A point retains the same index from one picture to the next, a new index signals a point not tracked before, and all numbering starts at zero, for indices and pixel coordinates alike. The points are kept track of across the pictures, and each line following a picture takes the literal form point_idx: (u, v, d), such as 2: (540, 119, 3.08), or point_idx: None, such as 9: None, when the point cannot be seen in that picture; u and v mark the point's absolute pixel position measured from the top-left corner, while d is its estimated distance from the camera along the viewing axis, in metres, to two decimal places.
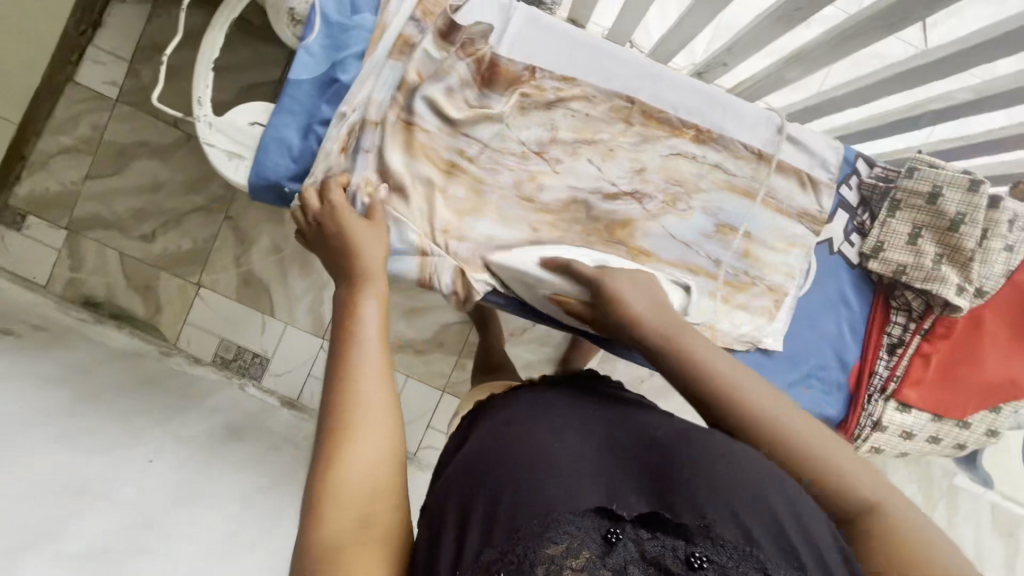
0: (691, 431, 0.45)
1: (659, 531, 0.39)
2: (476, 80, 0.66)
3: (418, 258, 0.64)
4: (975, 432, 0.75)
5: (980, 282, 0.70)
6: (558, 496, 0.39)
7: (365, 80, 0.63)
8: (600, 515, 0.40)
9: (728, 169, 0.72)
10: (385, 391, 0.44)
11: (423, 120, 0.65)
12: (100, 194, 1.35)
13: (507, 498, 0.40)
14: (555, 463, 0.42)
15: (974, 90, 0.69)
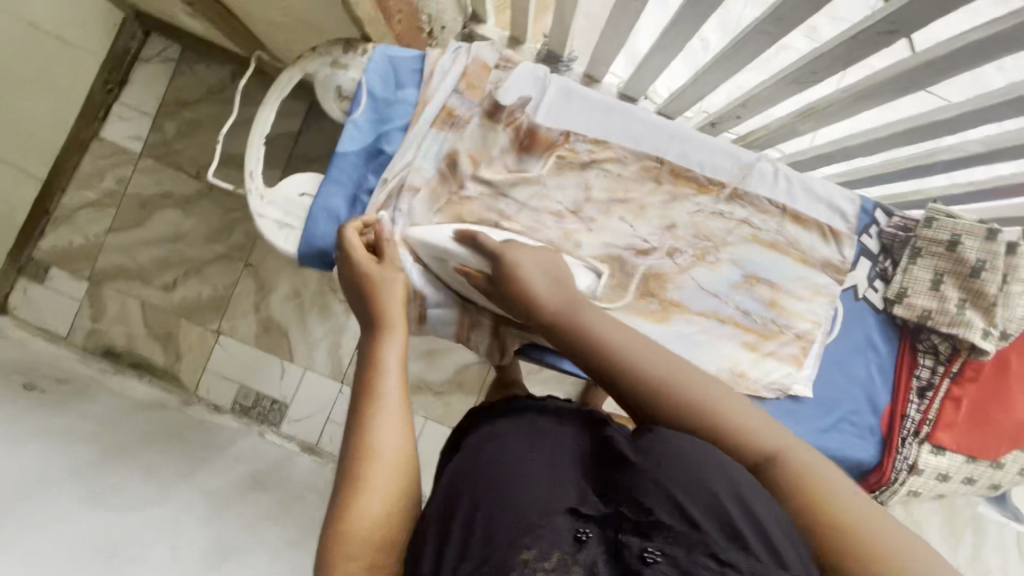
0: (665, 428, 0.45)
1: (626, 527, 0.38)
2: (514, 148, 0.70)
3: (458, 311, 0.67)
4: (1009, 472, 0.76)
5: (1004, 324, 0.72)
6: (532, 500, 0.39)
7: (412, 150, 0.66)
8: (571, 516, 0.39)
9: (753, 224, 0.76)
10: (399, 432, 0.45)
11: (467, 186, 0.68)
12: (122, 244, 1.38)
13: (483, 508, 0.39)
14: (526, 470, 0.42)
15: (984, 143, 0.69)
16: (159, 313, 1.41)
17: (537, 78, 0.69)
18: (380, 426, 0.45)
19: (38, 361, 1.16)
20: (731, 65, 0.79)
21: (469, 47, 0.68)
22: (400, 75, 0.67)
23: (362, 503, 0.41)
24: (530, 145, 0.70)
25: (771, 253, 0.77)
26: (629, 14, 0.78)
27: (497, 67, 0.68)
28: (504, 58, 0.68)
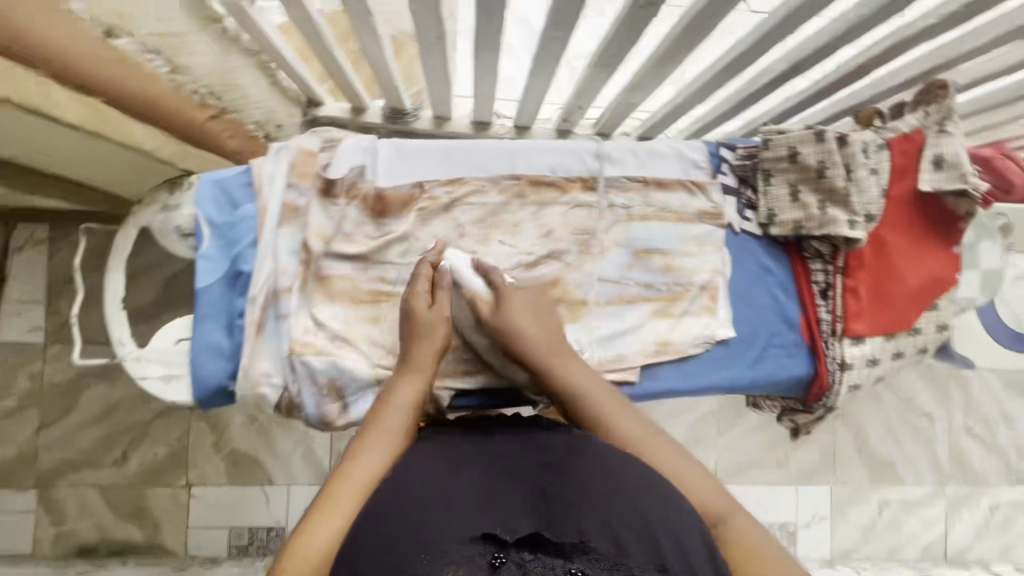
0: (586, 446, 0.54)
1: (540, 552, 0.41)
2: (369, 214, 0.69)
3: (378, 392, 0.66)
4: (929, 332, 0.81)
5: (865, 209, 0.77)
6: (445, 530, 0.41)
7: (269, 256, 0.65)
8: (486, 542, 0.41)
9: (622, 205, 0.78)
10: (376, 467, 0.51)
11: (336, 269, 0.67)
12: (58, 440, 1.44)
13: (406, 532, 0.41)
14: (453, 501, 0.45)
15: (784, 61, 0.81)
16: (120, 491, 1.46)
17: (365, 146, 0.70)
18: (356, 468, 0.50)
19: None
20: (545, 67, 0.84)
21: (290, 144, 0.68)
22: (233, 195, 0.67)
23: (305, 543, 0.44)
24: (382, 207, 0.69)
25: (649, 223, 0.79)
26: (438, 56, 0.83)
27: (321, 151, 0.68)
28: (329, 141, 0.69)
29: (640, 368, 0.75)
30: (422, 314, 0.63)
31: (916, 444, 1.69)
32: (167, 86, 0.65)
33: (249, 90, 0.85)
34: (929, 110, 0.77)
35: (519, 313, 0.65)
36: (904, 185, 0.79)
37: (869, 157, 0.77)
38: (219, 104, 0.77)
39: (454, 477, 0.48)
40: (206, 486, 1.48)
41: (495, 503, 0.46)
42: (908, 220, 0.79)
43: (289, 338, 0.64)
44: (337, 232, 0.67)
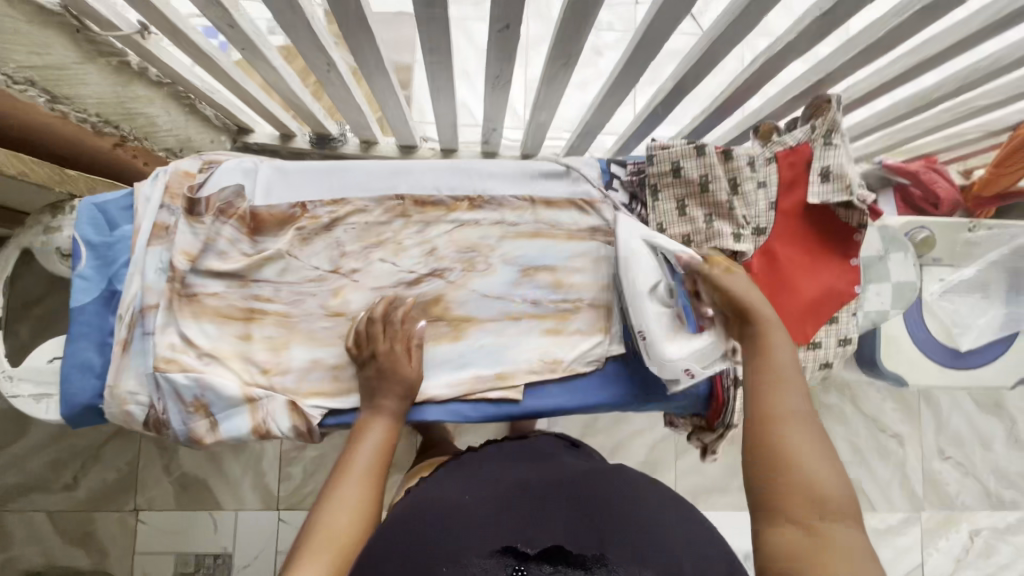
0: (590, 473, 0.61)
1: (563, 563, 0.45)
2: (246, 232, 0.70)
3: (247, 409, 0.66)
4: (830, 346, 0.79)
5: (752, 222, 0.78)
6: (466, 549, 0.47)
7: (139, 272, 0.67)
8: (505, 556, 0.46)
9: (511, 222, 0.77)
10: (358, 499, 0.56)
11: (206, 287, 0.68)
12: (7, 463, 1.45)
13: (430, 554, 0.47)
14: (468, 520, 0.51)
15: (671, 79, 0.83)
16: (69, 515, 1.46)
17: (250, 168, 0.72)
18: (335, 515, 0.54)
19: None
20: (443, 90, 0.87)
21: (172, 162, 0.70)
22: (112, 216, 0.69)
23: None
24: (256, 226, 0.70)
25: (533, 243, 0.77)
26: (337, 83, 0.86)
27: (199, 172, 0.70)
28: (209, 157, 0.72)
29: (525, 386, 0.74)
30: (393, 361, 0.67)
31: (885, 467, 1.63)
32: (47, 113, 0.70)
33: (157, 119, 0.88)
34: (815, 124, 0.78)
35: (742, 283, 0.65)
36: (795, 197, 0.78)
37: (756, 171, 0.78)
38: (117, 131, 0.81)
39: (468, 502, 0.55)
40: (154, 510, 1.47)
41: (509, 519, 0.52)
42: (798, 234, 0.78)
43: (152, 354, 0.65)
44: (201, 244, 0.68)
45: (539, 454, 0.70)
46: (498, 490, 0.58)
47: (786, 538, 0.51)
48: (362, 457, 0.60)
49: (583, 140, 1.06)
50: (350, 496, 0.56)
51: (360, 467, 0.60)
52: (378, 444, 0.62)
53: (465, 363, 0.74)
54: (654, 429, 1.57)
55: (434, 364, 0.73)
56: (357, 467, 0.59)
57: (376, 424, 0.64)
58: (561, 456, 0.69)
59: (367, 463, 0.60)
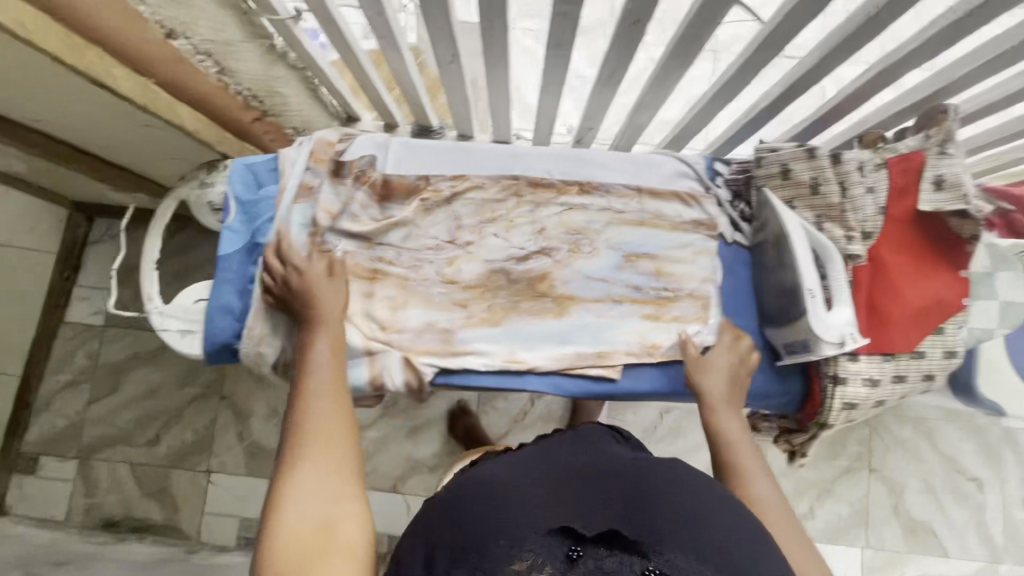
0: (645, 459, 0.61)
1: (617, 549, 0.48)
2: (375, 199, 0.76)
3: (367, 360, 0.71)
4: (935, 357, 0.78)
5: (861, 226, 0.78)
6: (524, 518, 0.50)
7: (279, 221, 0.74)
8: (564, 536, 0.49)
9: (618, 209, 0.80)
10: (327, 414, 0.58)
11: (339, 246, 0.74)
12: (100, 415, 1.57)
13: (473, 520, 0.51)
14: (522, 494, 0.53)
15: (782, 84, 0.84)
16: (147, 470, 1.56)
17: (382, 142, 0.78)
18: (308, 421, 0.57)
19: (36, 552, 1.33)
20: (552, 87, 0.92)
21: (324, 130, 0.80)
22: (260, 177, 0.76)
23: (297, 480, 0.52)
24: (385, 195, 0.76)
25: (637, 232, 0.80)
26: (454, 75, 0.92)
27: (338, 142, 0.77)
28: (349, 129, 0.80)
29: (623, 367, 0.76)
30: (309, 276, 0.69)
31: (963, 514, 1.53)
32: (211, 82, 0.77)
33: (291, 100, 0.95)
34: (932, 131, 0.76)
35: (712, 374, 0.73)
36: (904, 205, 0.78)
37: (865, 176, 0.78)
38: (260, 106, 0.88)
39: (516, 472, 0.57)
40: (224, 473, 1.55)
41: (563, 498, 0.54)
42: (907, 241, 0.78)
43: None
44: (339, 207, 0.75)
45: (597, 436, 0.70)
46: (551, 461, 0.61)
47: None
48: (320, 361, 0.63)
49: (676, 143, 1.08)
50: (316, 411, 0.58)
51: (321, 371, 0.62)
52: (329, 346, 0.65)
53: (566, 339, 0.76)
54: None
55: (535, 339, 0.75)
56: (319, 372, 0.62)
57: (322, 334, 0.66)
58: (604, 438, 0.69)
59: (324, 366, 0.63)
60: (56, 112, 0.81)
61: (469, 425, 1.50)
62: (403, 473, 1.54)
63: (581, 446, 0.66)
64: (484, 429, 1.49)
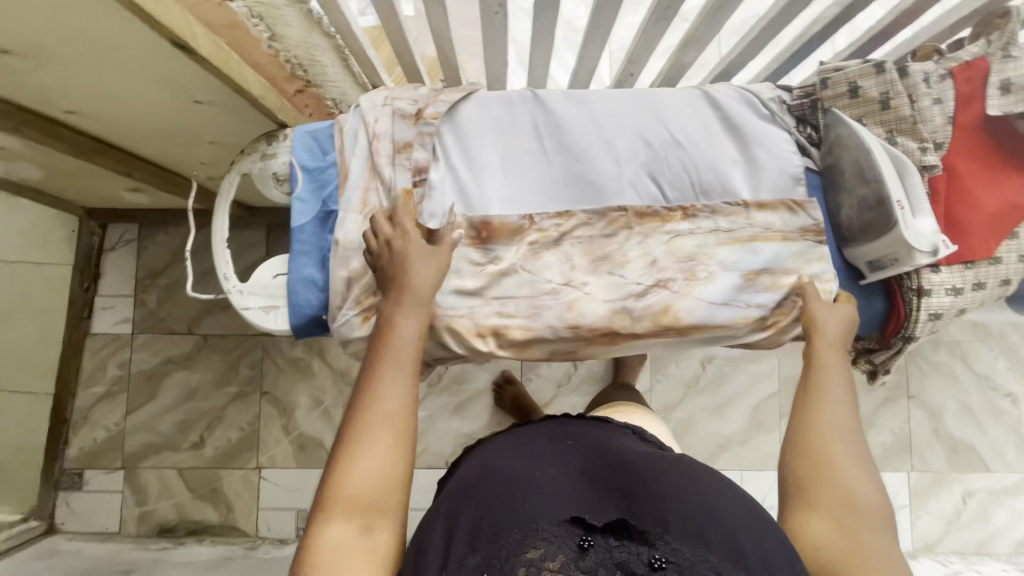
0: (653, 458, 0.65)
1: (625, 540, 0.52)
2: (475, 243, 0.72)
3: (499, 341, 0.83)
4: (1010, 262, 0.78)
5: (932, 137, 0.77)
6: (540, 515, 0.55)
7: (352, 250, 0.69)
8: (574, 528, 0.54)
9: (704, 185, 0.76)
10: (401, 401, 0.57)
11: (451, 306, 0.71)
12: (140, 423, 1.54)
13: (489, 520, 0.55)
14: (539, 494, 0.58)
15: (837, 4, 0.83)
16: (196, 473, 1.54)
17: (480, 103, 0.76)
18: (381, 401, 0.57)
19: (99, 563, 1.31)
20: (599, 32, 0.90)
21: (362, 111, 0.73)
22: (323, 144, 0.74)
23: (353, 468, 0.54)
24: (481, 230, 0.72)
25: (732, 243, 0.75)
26: (498, 27, 0.89)
27: (415, 189, 0.72)
28: (404, 119, 0.73)
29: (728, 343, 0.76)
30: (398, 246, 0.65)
31: (999, 428, 1.57)
32: (263, 49, 0.74)
33: (327, 70, 0.90)
34: (990, 39, 0.78)
35: (832, 320, 0.71)
36: (971, 112, 0.78)
37: (932, 88, 0.78)
38: (304, 76, 0.85)
39: (532, 474, 0.63)
40: (274, 467, 1.53)
41: (572, 496, 0.59)
42: (976, 149, 0.78)
43: None
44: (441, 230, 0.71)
45: (597, 434, 0.76)
46: (564, 468, 0.65)
47: (817, 528, 0.57)
48: (403, 343, 0.60)
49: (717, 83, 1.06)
50: (391, 395, 0.57)
51: (400, 355, 0.60)
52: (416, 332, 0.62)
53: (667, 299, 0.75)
54: (758, 389, 1.57)
55: (614, 282, 0.73)
56: (401, 360, 0.59)
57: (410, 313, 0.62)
58: (620, 441, 0.75)
59: (408, 355, 0.60)
60: (95, 95, 0.77)
61: (517, 393, 1.48)
62: (455, 448, 1.54)
63: (595, 449, 0.71)
64: (532, 396, 1.49)
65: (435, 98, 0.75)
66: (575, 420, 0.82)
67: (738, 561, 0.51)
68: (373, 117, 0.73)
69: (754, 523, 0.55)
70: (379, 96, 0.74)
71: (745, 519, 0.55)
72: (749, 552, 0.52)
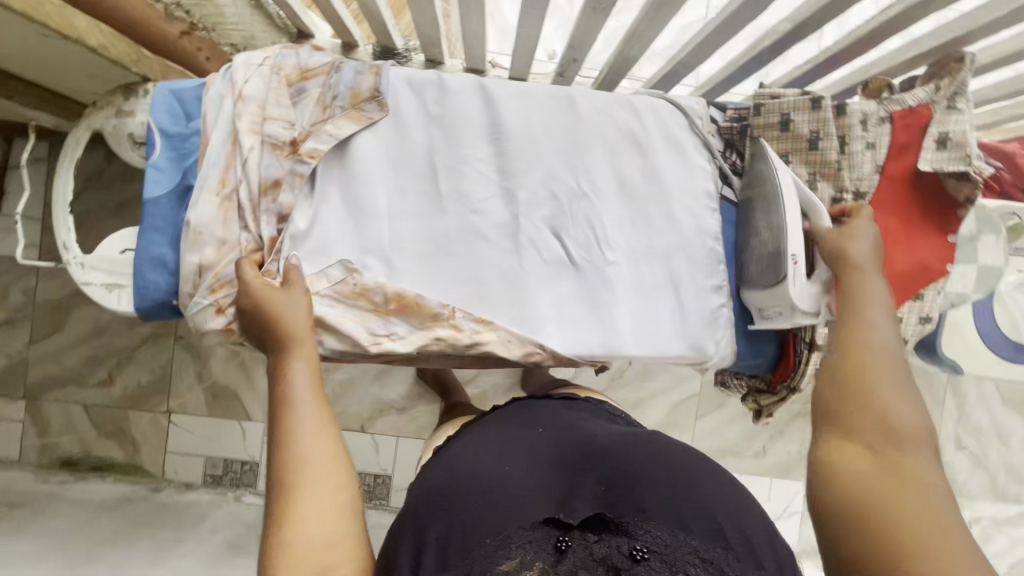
0: (632, 435, 0.61)
1: (603, 533, 0.51)
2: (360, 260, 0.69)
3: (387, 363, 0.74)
4: (910, 323, 0.76)
5: (854, 184, 0.73)
6: (509, 518, 0.51)
7: (206, 236, 0.64)
8: (550, 527, 0.51)
9: (611, 209, 0.75)
10: (323, 447, 0.54)
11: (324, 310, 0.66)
12: (46, 354, 1.48)
13: (458, 526, 0.51)
14: (512, 488, 0.53)
15: (790, 20, 0.75)
16: (104, 411, 1.50)
17: (380, 137, 0.70)
18: (300, 452, 0.53)
19: None
20: (536, 11, 0.81)
21: (233, 70, 0.66)
22: (188, 106, 0.66)
23: (296, 520, 0.50)
24: (389, 303, 0.68)
25: (636, 307, 0.75)
26: None
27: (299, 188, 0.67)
28: (275, 148, 0.66)
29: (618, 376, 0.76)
30: (258, 292, 0.61)
31: None
32: None
33: (224, 9, 0.81)
34: (941, 83, 0.72)
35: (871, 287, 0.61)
36: (902, 164, 0.73)
37: (867, 130, 0.73)
38: (188, 17, 0.76)
39: (509, 466, 0.56)
40: (186, 413, 1.51)
41: (538, 487, 0.54)
42: (900, 204, 0.74)
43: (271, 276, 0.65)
44: (326, 296, 0.67)
45: (563, 413, 0.70)
46: (531, 449, 0.60)
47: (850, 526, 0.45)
48: (299, 396, 0.57)
49: (668, 81, 0.98)
50: (309, 441, 0.54)
51: (301, 402, 0.56)
52: (309, 374, 0.59)
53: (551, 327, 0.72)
54: (680, 389, 1.58)
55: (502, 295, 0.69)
56: (303, 409, 0.56)
57: (293, 356, 0.59)
58: (581, 420, 0.68)
59: (308, 400, 0.57)
60: None
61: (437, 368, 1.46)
62: (371, 414, 1.52)
63: (561, 430, 0.64)
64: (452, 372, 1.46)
65: (319, 127, 0.67)
66: (531, 401, 0.74)
67: (721, 542, 0.50)
68: (243, 77, 0.65)
69: (762, 522, 0.54)
70: (260, 55, 0.67)
71: (748, 516, 0.53)
72: (728, 534, 0.50)
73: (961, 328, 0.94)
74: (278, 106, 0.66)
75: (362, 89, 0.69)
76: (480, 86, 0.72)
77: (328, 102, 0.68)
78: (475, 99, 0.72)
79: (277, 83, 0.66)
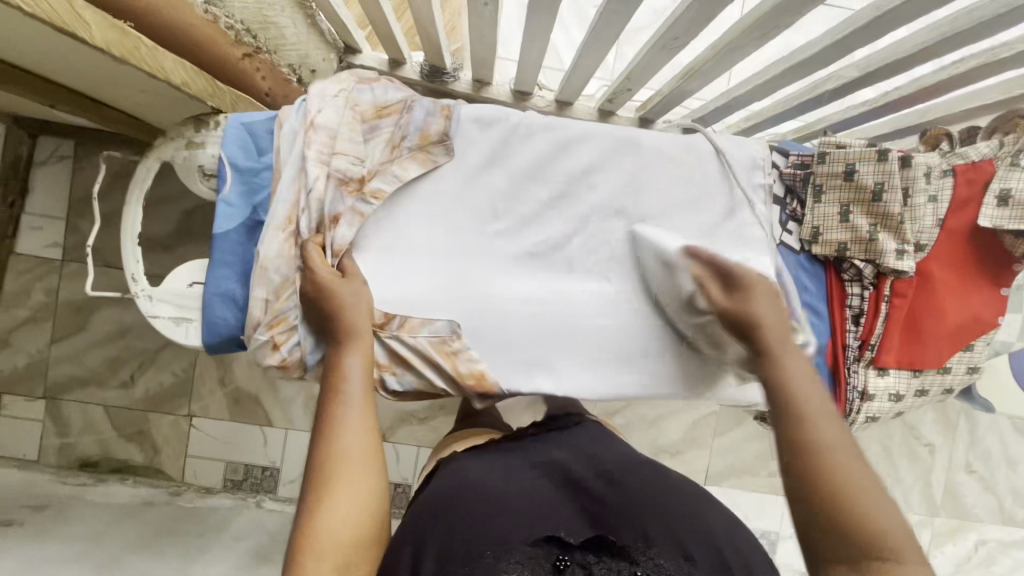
0: (643, 461, 0.56)
1: (605, 556, 0.43)
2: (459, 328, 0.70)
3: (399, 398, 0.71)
4: (958, 372, 0.78)
5: (916, 237, 0.74)
6: (507, 531, 0.44)
7: (271, 269, 0.63)
8: (550, 545, 0.44)
9: (669, 256, 0.75)
10: (365, 440, 0.51)
11: (390, 360, 0.67)
12: (67, 354, 1.40)
13: (451, 538, 0.45)
14: (511, 503, 0.48)
15: (856, 67, 0.76)
16: (124, 414, 1.44)
17: (447, 176, 0.70)
18: (343, 440, 0.51)
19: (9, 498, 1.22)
20: (602, 45, 0.80)
21: (307, 100, 0.65)
22: (260, 140, 0.65)
23: (327, 510, 0.47)
24: (466, 380, 0.69)
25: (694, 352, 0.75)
26: (486, 18, 0.80)
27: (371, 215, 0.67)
28: (342, 182, 0.65)
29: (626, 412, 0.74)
30: (325, 280, 0.61)
31: (911, 472, 1.61)
32: (200, 14, 0.66)
33: (285, 31, 0.82)
34: (1006, 140, 0.73)
35: (763, 302, 0.59)
36: (963, 217, 0.74)
37: (931, 182, 0.73)
38: (254, 42, 0.75)
39: (507, 483, 0.51)
40: (207, 418, 1.46)
41: (551, 506, 0.48)
42: (957, 257, 0.75)
43: (292, 311, 0.64)
44: (419, 339, 0.68)
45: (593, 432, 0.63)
46: (539, 466, 0.54)
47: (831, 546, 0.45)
48: (352, 385, 0.55)
49: (719, 113, 0.98)
50: (353, 427, 0.52)
51: (352, 394, 0.55)
52: (362, 367, 0.57)
53: (607, 368, 0.73)
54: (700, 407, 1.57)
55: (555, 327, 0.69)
56: (351, 399, 0.54)
57: (350, 348, 0.58)
58: (594, 437, 0.62)
59: (359, 392, 0.55)
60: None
61: None
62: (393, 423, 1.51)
63: (569, 447, 0.59)
64: None
65: (385, 167, 0.67)
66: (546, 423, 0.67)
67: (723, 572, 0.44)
68: (317, 107, 0.64)
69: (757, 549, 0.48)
70: (334, 87, 0.66)
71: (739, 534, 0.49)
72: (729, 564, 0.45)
73: (995, 369, 0.95)
74: (350, 141, 0.65)
75: (431, 132, 0.68)
76: (548, 125, 0.72)
77: (397, 142, 0.67)
78: (542, 139, 0.71)
79: (352, 118, 0.66)
